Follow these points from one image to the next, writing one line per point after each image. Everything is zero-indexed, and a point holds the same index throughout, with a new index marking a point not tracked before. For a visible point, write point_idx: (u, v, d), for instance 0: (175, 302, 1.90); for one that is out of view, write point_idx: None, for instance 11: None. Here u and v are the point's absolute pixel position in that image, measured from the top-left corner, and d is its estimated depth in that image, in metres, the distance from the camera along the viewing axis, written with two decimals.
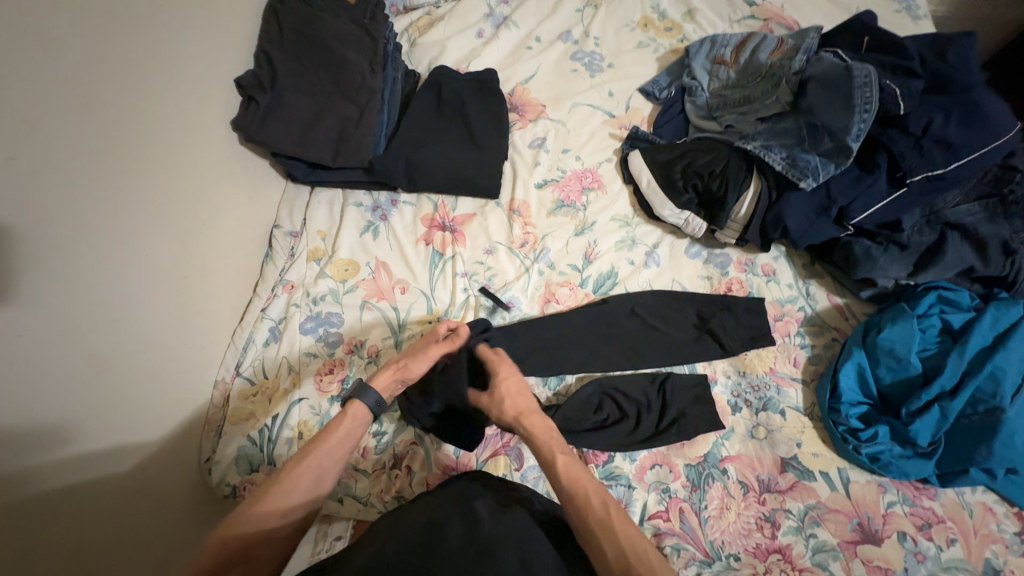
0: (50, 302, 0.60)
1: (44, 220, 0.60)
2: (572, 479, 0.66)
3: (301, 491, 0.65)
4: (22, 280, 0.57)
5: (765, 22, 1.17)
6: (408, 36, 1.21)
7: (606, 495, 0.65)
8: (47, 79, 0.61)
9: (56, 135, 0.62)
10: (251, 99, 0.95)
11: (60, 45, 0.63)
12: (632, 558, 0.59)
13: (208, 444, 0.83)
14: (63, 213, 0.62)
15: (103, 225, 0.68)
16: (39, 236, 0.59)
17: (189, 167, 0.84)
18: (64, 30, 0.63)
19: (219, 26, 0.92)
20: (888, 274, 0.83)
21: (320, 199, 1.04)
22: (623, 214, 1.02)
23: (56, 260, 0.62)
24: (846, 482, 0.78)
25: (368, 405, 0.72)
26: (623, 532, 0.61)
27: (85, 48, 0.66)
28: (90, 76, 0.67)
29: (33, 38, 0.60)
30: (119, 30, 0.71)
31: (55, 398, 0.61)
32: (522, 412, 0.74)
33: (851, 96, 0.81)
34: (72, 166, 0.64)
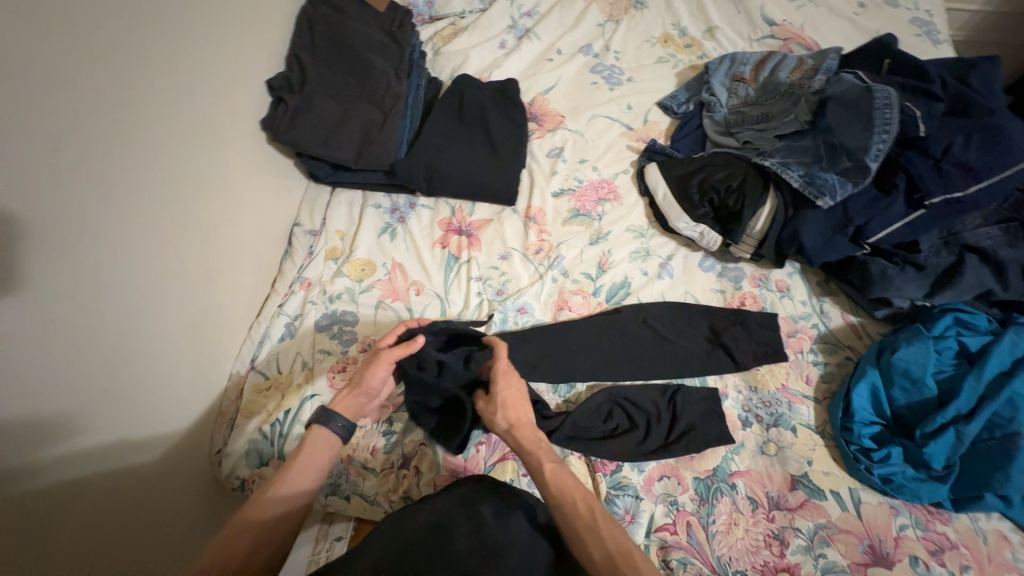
0: (84, 289, 0.62)
1: (84, 208, 0.62)
2: (560, 487, 0.68)
3: (275, 510, 0.67)
4: (57, 264, 0.59)
5: (785, 42, 1.19)
6: (433, 45, 1.24)
7: (592, 502, 0.67)
8: (95, 74, 0.63)
9: (99, 127, 0.64)
10: (280, 101, 0.98)
11: (111, 42, 0.66)
12: (620, 563, 0.60)
13: (221, 435, 0.84)
14: (102, 203, 0.65)
15: (136, 217, 0.70)
16: (78, 222, 0.61)
17: (216, 164, 0.86)
18: (112, 27, 0.66)
19: (255, 29, 0.96)
20: (903, 293, 0.83)
21: (340, 199, 1.07)
22: (638, 225, 1.03)
23: (93, 248, 0.64)
24: (858, 503, 0.77)
25: (334, 429, 0.74)
26: (610, 537, 0.62)
27: (132, 47, 0.69)
28: (135, 74, 0.69)
29: (84, 33, 0.62)
30: (162, 29, 0.74)
31: (84, 383, 0.62)
32: (514, 422, 0.74)
33: (871, 116, 0.82)
34: (113, 158, 0.66)
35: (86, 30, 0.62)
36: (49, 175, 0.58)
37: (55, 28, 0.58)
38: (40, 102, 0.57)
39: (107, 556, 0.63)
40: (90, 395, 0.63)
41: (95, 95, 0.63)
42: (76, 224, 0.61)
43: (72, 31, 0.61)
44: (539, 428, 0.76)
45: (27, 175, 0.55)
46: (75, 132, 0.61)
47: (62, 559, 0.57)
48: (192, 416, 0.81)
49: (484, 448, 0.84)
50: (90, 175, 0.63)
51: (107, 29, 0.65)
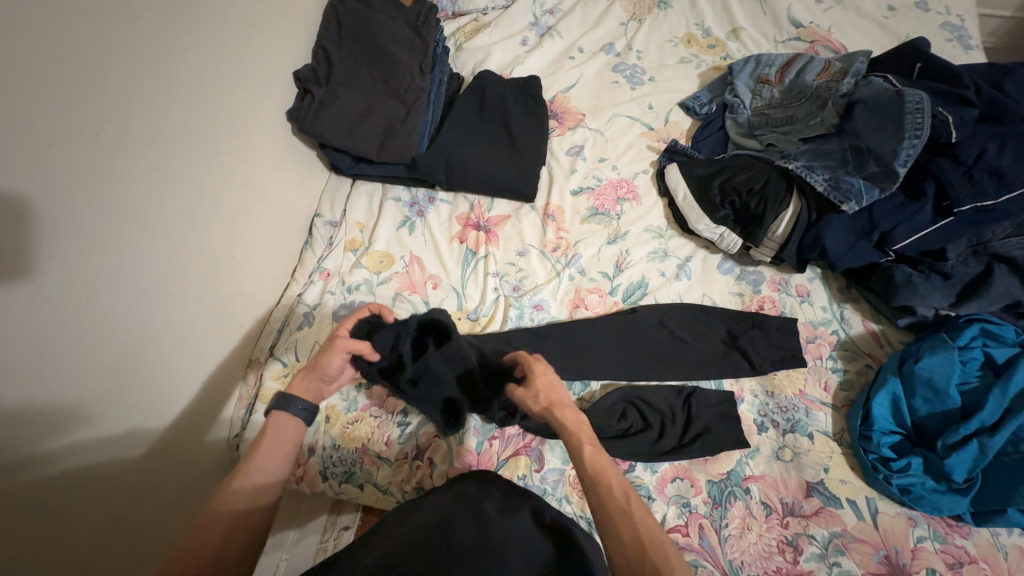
0: (113, 272, 0.64)
1: (120, 193, 0.64)
2: (597, 468, 0.65)
3: (245, 500, 0.63)
4: (89, 248, 0.61)
5: (811, 44, 1.17)
6: (455, 41, 1.25)
7: (628, 486, 0.64)
8: (130, 62, 0.65)
9: (135, 115, 0.66)
10: (306, 93, 0.99)
11: (149, 31, 0.68)
12: (650, 547, 0.58)
13: (238, 421, 0.85)
14: (136, 189, 0.67)
15: (165, 204, 0.72)
16: (110, 208, 0.63)
17: (244, 154, 0.88)
18: (148, 17, 0.67)
19: (284, 21, 0.97)
20: (929, 302, 0.82)
21: (360, 192, 1.08)
22: (657, 226, 1.03)
23: (127, 232, 0.66)
24: (875, 513, 0.76)
25: (295, 413, 0.70)
26: (643, 521, 0.60)
27: (170, 37, 0.71)
28: (172, 63, 0.71)
29: (121, 21, 0.64)
30: (194, 18, 0.75)
31: (111, 363, 0.64)
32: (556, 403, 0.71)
33: (902, 120, 0.80)
34: (147, 145, 0.68)
35: (123, 19, 0.64)
36: (83, 161, 0.59)
37: (93, 16, 0.60)
38: (79, 89, 0.58)
39: (103, 539, 0.64)
40: (113, 377, 0.65)
41: (129, 82, 0.65)
42: (108, 209, 0.63)
43: (109, 19, 0.62)
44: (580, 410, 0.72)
45: (62, 160, 0.57)
46: (112, 120, 0.62)
47: (69, 534, 0.59)
48: (211, 400, 0.83)
49: (497, 443, 0.85)
50: (123, 161, 0.64)
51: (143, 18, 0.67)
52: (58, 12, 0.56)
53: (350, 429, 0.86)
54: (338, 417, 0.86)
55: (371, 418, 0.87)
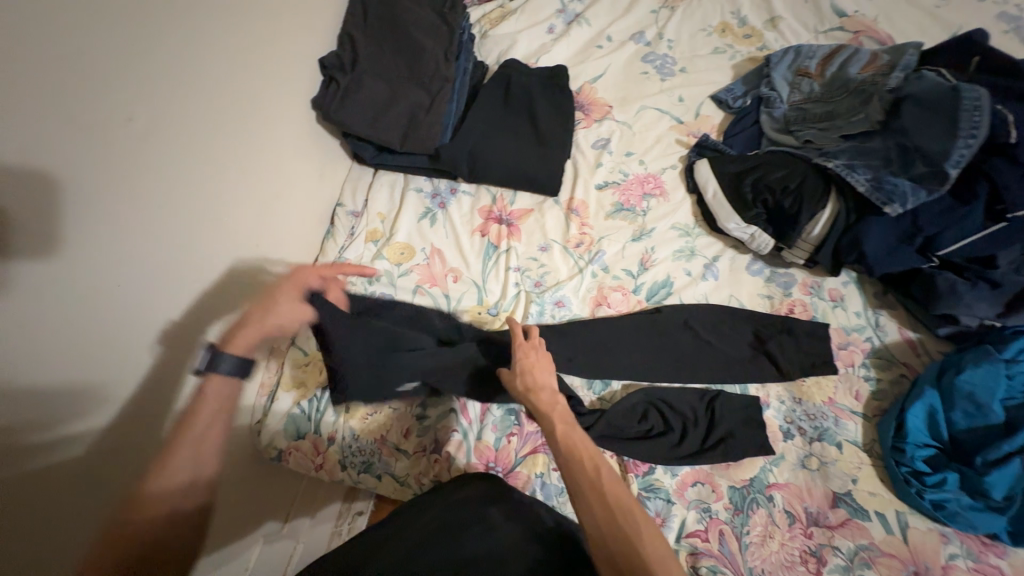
0: (140, 261, 0.65)
1: (148, 182, 0.65)
2: (569, 446, 0.66)
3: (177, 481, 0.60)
4: (118, 236, 0.62)
5: (855, 35, 1.11)
6: (480, 28, 1.22)
7: (599, 460, 0.64)
8: (160, 51, 0.65)
9: (162, 103, 0.66)
10: (332, 80, 0.98)
11: (179, 18, 0.67)
12: (618, 516, 0.59)
13: (261, 407, 0.89)
14: (163, 178, 0.67)
15: (192, 193, 0.72)
16: (138, 198, 0.64)
17: (269, 143, 0.88)
18: (178, 3, 0.67)
19: (311, 6, 0.95)
20: (973, 311, 0.78)
21: (382, 182, 1.07)
22: (684, 223, 1.00)
23: (155, 220, 0.67)
24: (904, 527, 0.74)
25: (228, 372, 0.65)
26: (611, 492, 0.60)
27: (199, 24, 0.70)
28: (200, 53, 0.71)
29: (150, 7, 0.63)
30: (222, 4, 0.74)
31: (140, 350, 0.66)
32: (533, 380, 0.73)
33: (957, 118, 0.76)
34: (173, 134, 0.68)
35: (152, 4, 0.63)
36: (111, 150, 0.60)
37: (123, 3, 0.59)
38: (107, 77, 0.58)
39: None
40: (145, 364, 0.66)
41: (157, 70, 0.64)
42: (136, 198, 0.63)
43: (139, 6, 0.62)
44: (557, 390, 0.73)
45: (89, 149, 0.57)
46: (139, 108, 0.62)
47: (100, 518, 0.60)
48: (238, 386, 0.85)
49: (516, 440, 0.84)
50: (150, 150, 0.65)
51: (172, 4, 0.66)
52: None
53: (369, 420, 0.86)
54: (357, 408, 0.87)
55: (390, 410, 0.87)
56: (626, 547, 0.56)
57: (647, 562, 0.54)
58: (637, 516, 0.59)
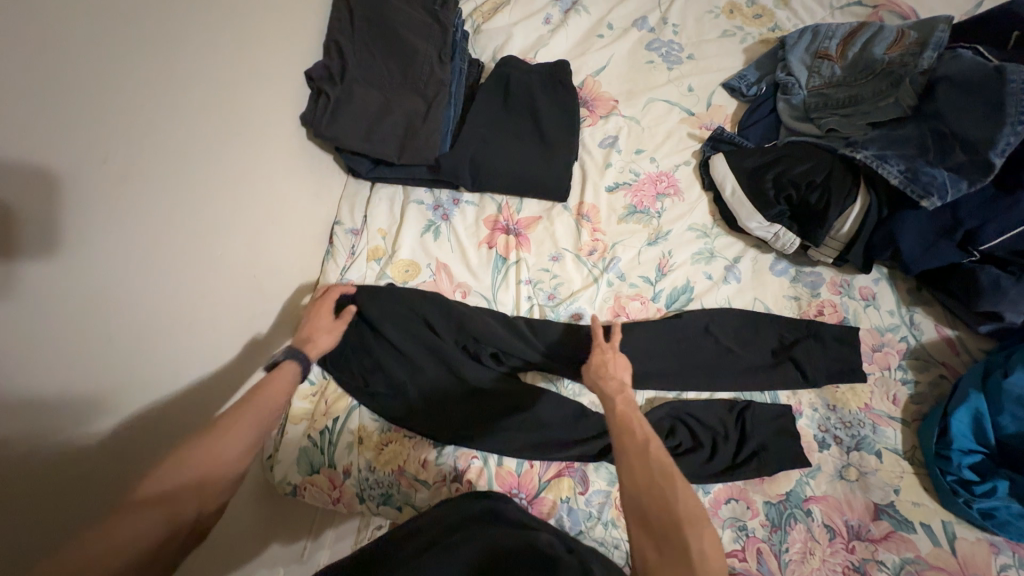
0: (139, 307, 0.60)
1: (125, 225, 0.57)
2: (623, 414, 0.64)
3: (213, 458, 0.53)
4: (100, 292, 0.55)
5: (874, 10, 1.04)
6: (472, 22, 1.15)
7: (650, 432, 0.61)
8: (144, 83, 0.58)
9: (156, 136, 0.60)
10: (320, 93, 0.91)
11: (164, 43, 0.60)
12: (659, 479, 0.55)
13: (272, 442, 0.85)
14: (143, 216, 0.59)
15: (191, 224, 0.67)
16: (137, 238, 0.59)
17: (264, 163, 0.82)
18: (166, 25, 0.60)
19: (297, 12, 0.88)
20: (1019, 308, 0.73)
21: (380, 196, 1.01)
22: (701, 223, 0.94)
23: (138, 267, 0.59)
24: (952, 537, 0.70)
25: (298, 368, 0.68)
26: (656, 458, 0.57)
27: (184, 47, 0.63)
28: (188, 79, 0.64)
29: (138, 33, 0.56)
30: (213, 21, 0.68)
31: (138, 402, 0.61)
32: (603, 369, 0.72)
33: (1003, 103, 0.70)
34: (170, 166, 0.63)
35: (140, 30, 0.57)
36: (108, 191, 0.55)
37: (109, 32, 0.53)
38: (95, 115, 0.52)
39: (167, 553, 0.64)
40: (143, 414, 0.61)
41: (149, 101, 0.59)
42: (136, 238, 0.59)
43: (122, 35, 0.55)
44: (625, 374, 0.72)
45: (59, 201, 0.49)
46: (132, 144, 0.57)
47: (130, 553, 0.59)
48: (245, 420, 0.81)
49: (539, 464, 0.81)
50: (146, 188, 0.59)
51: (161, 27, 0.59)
52: (67, 32, 0.49)
53: (384, 450, 0.82)
54: (370, 439, 0.83)
55: (406, 438, 0.83)
56: (665, 510, 0.53)
57: (685, 535, 0.51)
58: (682, 489, 0.54)
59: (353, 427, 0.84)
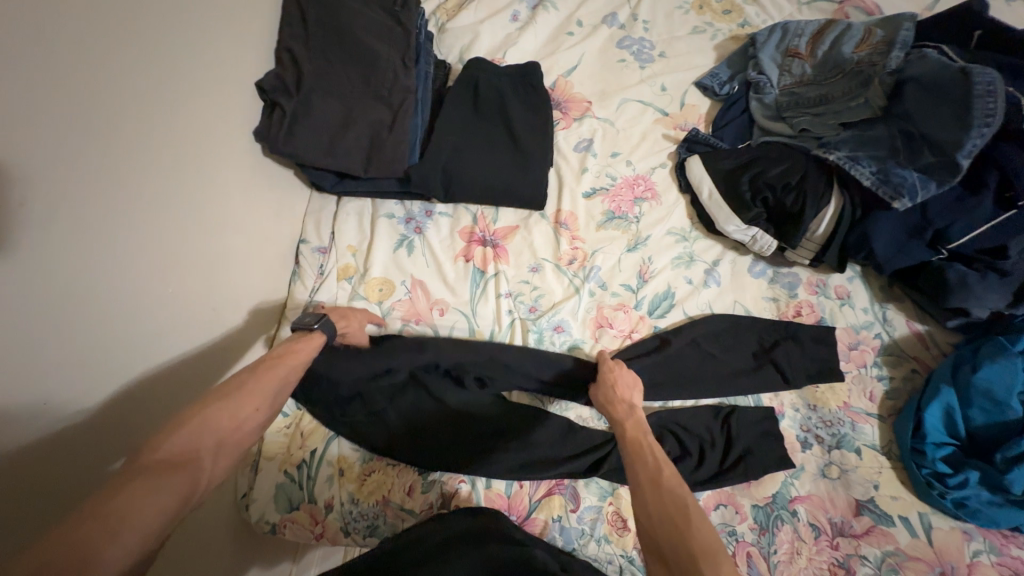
0: (74, 361, 0.54)
1: (44, 270, 0.51)
2: (637, 445, 0.65)
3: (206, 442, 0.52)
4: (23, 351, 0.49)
5: (840, 5, 1.05)
6: (436, 20, 1.09)
7: (665, 462, 0.62)
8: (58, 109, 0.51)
9: (78, 170, 0.54)
10: (274, 105, 0.85)
11: (79, 64, 0.53)
12: (672, 509, 0.55)
13: (246, 479, 0.80)
14: (66, 257, 0.53)
15: (133, 253, 0.62)
16: (66, 284, 0.53)
17: (214, 185, 0.76)
18: (80, 44, 0.54)
19: (240, 18, 0.81)
20: (984, 303, 0.76)
21: (348, 210, 0.96)
22: (680, 227, 0.94)
23: (65, 317, 0.53)
24: (928, 528, 0.73)
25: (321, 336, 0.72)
26: (669, 488, 0.57)
27: (103, 66, 0.56)
28: (111, 101, 0.57)
29: (49, 52, 0.50)
30: (139, 35, 0.61)
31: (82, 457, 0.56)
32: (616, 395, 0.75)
33: (969, 105, 0.71)
34: (98, 200, 0.57)
35: (51, 51, 0.50)
36: (33, 236, 0.50)
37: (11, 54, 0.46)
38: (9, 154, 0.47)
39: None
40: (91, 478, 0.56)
41: (65, 132, 0.52)
42: (70, 281, 0.54)
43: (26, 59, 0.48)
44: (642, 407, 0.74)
45: None
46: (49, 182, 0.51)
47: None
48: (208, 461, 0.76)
49: (528, 483, 0.79)
50: (70, 227, 0.54)
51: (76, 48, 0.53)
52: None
53: (367, 481, 0.79)
54: (352, 469, 0.79)
55: (391, 466, 0.80)
56: (677, 540, 0.52)
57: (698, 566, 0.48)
58: (691, 511, 0.54)
59: (333, 460, 0.80)
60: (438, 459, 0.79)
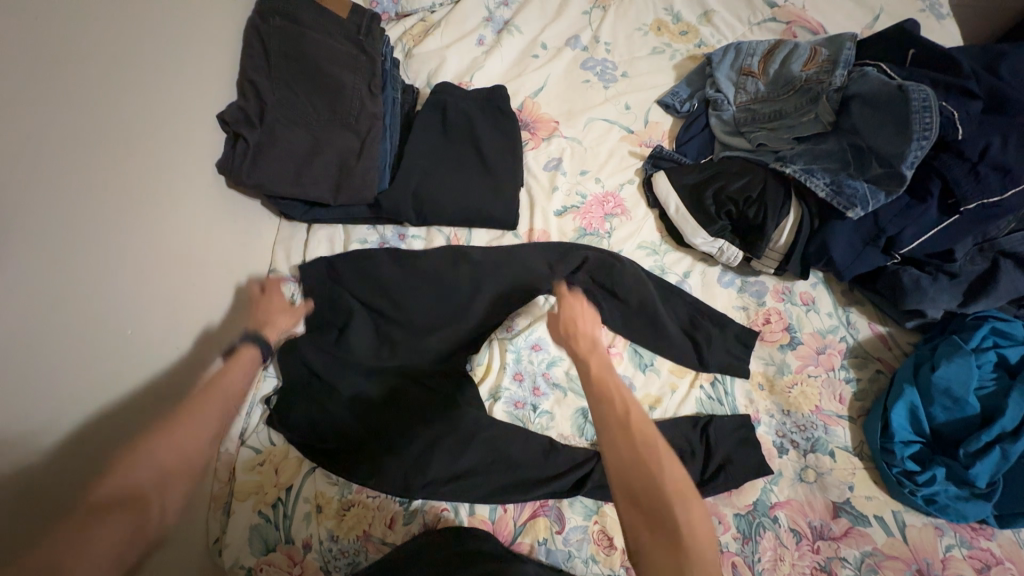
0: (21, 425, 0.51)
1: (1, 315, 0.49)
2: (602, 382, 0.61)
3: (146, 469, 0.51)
4: None
5: (788, 26, 1.11)
6: (403, 46, 1.10)
7: (630, 399, 0.59)
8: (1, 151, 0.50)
9: (13, 230, 0.51)
10: (237, 136, 0.84)
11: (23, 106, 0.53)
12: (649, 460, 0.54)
13: (217, 523, 0.76)
14: (22, 303, 0.52)
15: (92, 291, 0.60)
16: (27, 331, 0.52)
17: (173, 224, 0.73)
18: (10, 96, 0.51)
19: (201, 52, 0.80)
20: (938, 304, 0.80)
21: (319, 238, 0.94)
22: (650, 241, 0.96)
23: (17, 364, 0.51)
24: (903, 526, 0.75)
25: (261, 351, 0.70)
26: (642, 432, 0.56)
27: (47, 103, 0.55)
28: (59, 137, 0.57)
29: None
30: (78, 82, 0.59)
31: None
32: (578, 326, 0.68)
33: (908, 119, 0.76)
34: (36, 254, 0.53)
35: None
36: None
37: None
38: None
39: None
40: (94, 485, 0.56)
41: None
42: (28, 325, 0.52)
43: None
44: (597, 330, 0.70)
45: None
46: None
47: None
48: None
49: (512, 507, 0.78)
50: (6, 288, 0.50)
51: (4, 101, 0.51)
52: None
53: (346, 516, 0.76)
54: (329, 505, 0.76)
55: (370, 500, 0.77)
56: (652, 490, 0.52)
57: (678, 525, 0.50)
58: (669, 463, 0.54)
59: (310, 497, 0.77)
60: (421, 490, 0.76)
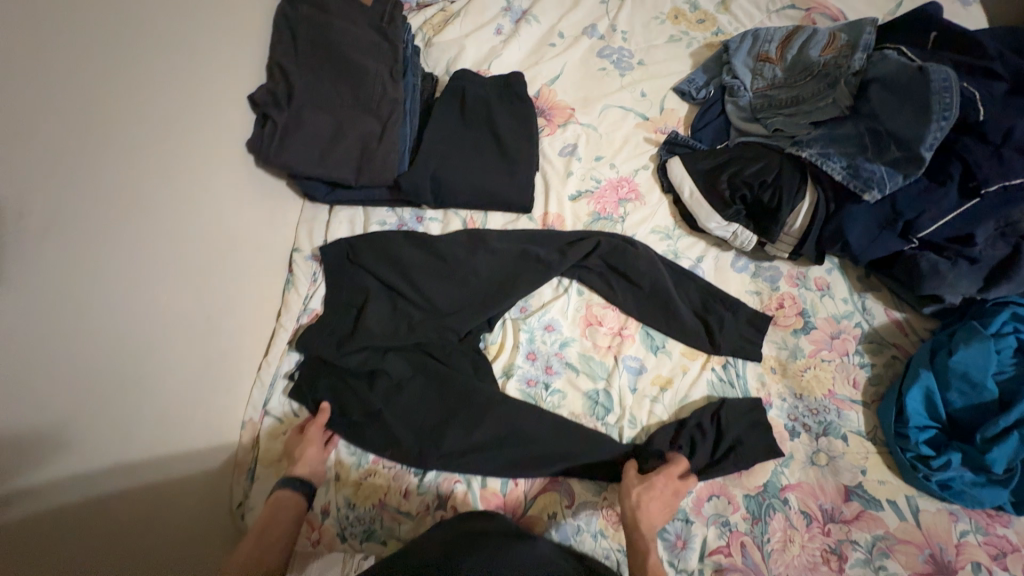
0: (57, 376, 0.55)
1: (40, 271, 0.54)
2: None
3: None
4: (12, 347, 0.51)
5: (807, 13, 1.10)
6: (423, 35, 1.13)
7: None
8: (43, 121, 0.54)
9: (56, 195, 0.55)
10: (266, 118, 0.88)
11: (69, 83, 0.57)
12: None
13: (241, 488, 0.78)
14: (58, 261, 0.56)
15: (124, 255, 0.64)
16: (63, 290, 0.56)
17: (203, 200, 0.78)
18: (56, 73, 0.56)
19: (231, 38, 0.84)
20: (957, 289, 0.79)
21: (340, 219, 0.98)
22: (664, 226, 0.96)
23: (53, 317, 0.55)
24: (916, 511, 0.74)
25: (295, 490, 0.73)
26: None
27: (87, 81, 0.59)
28: (99, 111, 0.61)
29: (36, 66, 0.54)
30: (119, 63, 0.64)
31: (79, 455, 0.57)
32: (651, 516, 0.69)
33: (929, 101, 0.76)
34: (74, 219, 0.57)
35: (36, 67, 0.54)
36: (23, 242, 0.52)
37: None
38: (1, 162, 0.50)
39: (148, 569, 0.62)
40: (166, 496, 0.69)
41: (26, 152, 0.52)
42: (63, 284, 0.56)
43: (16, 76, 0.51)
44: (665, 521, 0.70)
45: None
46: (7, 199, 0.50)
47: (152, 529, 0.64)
48: (190, 472, 0.73)
49: (523, 482, 0.80)
50: (40, 248, 0.54)
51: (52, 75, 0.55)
52: None
53: (363, 485, 0.79)
54: (347, 474, 0.79)
55: (386, 469, 0.80)
56: None
57: None
58: None
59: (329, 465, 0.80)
60: (435, 462, 0.79)
